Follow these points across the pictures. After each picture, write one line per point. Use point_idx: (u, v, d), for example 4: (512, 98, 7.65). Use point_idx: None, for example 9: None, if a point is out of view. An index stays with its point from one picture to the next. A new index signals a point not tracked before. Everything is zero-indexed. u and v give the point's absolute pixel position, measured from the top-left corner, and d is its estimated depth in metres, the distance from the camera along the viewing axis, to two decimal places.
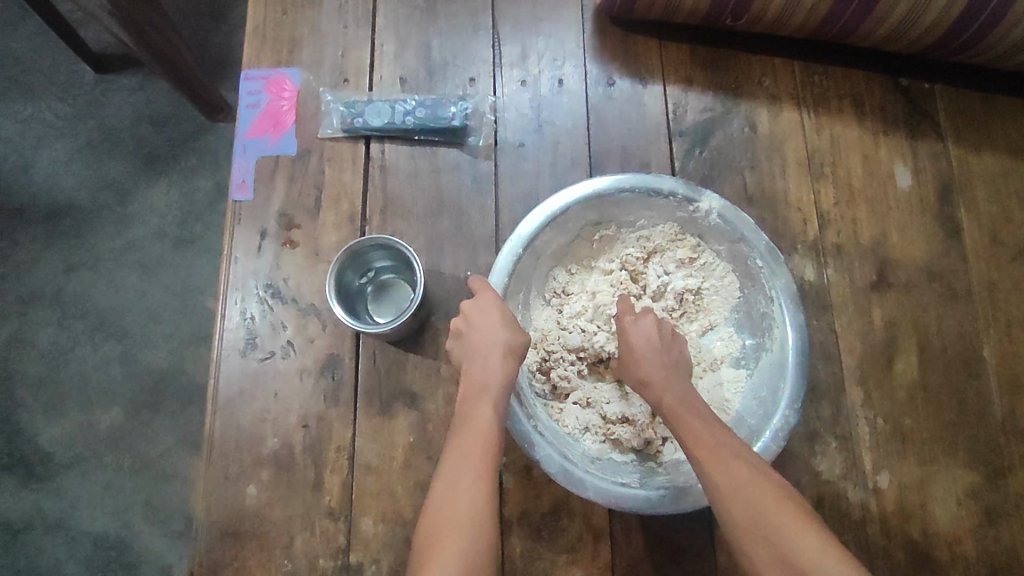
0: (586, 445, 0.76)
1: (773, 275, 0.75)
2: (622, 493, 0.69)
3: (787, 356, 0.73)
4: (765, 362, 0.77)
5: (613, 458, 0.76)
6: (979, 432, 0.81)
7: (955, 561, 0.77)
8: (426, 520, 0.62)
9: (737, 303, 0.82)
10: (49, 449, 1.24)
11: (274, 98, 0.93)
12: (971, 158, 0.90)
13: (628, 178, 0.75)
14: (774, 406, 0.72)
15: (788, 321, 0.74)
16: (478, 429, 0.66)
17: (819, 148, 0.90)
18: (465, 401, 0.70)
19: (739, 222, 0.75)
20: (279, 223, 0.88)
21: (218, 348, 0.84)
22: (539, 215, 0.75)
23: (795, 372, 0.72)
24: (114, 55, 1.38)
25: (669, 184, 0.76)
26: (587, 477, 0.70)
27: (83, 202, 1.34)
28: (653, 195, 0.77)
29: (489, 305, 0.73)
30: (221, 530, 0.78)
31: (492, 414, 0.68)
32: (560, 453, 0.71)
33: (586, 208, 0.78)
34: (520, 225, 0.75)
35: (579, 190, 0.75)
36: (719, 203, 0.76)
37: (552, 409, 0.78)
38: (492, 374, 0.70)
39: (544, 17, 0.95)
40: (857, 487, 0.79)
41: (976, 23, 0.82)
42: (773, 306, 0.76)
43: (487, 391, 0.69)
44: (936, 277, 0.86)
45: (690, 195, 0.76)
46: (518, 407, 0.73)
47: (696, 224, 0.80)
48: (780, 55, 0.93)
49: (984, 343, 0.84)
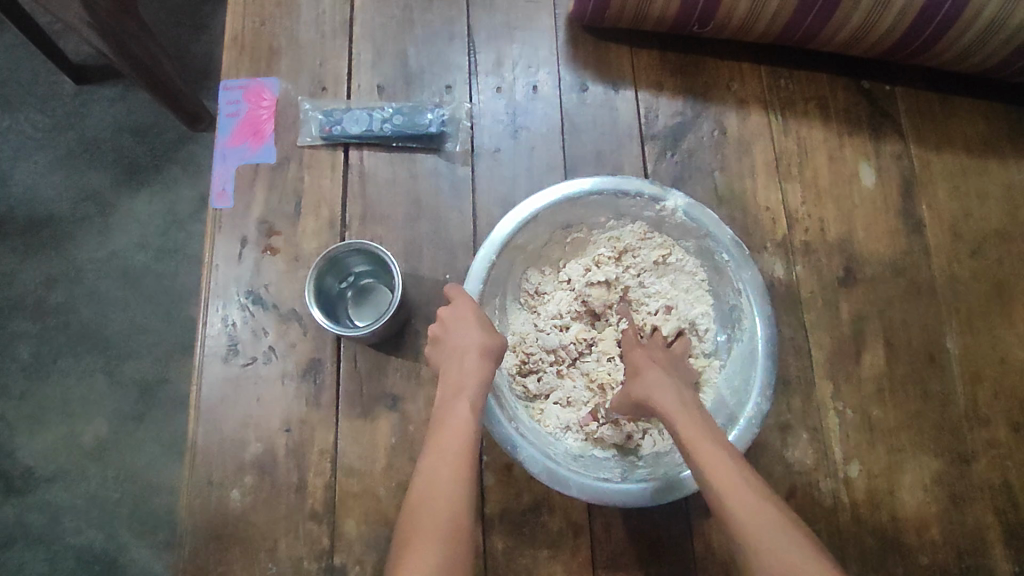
0: (569, 444, 0.78)
1: (739, 268, 0.77)
2: (605, 489, 0.71)
3: (757, 345, 0.76)
4: (736, 352, 0.80)
5: (596, 454, 0.78)
6: (943, 420, 0.84)
7: (923, 547, 0.79)
8: (407, 518, 0.63)
9: (708, 297, 0.84)
10: (30, 462, 1.23)
11: (253, 107, 0.94)
12: (931, 157, 0.94)
13: (595, 182, 0.78)
14: (747, 392, 0.74)
15: (756, 310, 0.76)
16: (456, 427, 0.68)
17: (786, 150, 0.93)
18: (443, 401, 0.71)
19: (704, 217, 0.78)
20: (259, 230, 0.89)
21: (199, 355, 0.85)
22: (511, 220, 0.77)
23: (765, 359, 0.75)
24: (93, 66, 1.38)
25: (635, 185, 0.78)
26: (571, 474, 0.71)
27: (62, 213, 1.34)
28: (620, 196, 0.79)
29: (466, 310, 0.75)
30: (205, 535, 0.79)
31: (469, 413, 0.69)
32: (543, 453, 0.72)
33: (558, 212, 0.80)
34: (494, 232, 0.77)
35: (548, 195, 0.77)
36: (684, 201, 0.78)
37: (533, 410, 0.80)
38: (469, 373, 0.72)
39: (518, 26, 0.98)
40: (827, 477, 0.81)
41: (931, 27, 0.86)
42: (742, 298, 0.78)
43: (464, 392, 0.71)
44: (899, 272, 0.89)
45: (655, 195, 0.78)
46: (499, 409, 0.74)
47: (663, 222, 0.82)
48: (747, 60, 0.96)
49: (946, 334, 0.87)
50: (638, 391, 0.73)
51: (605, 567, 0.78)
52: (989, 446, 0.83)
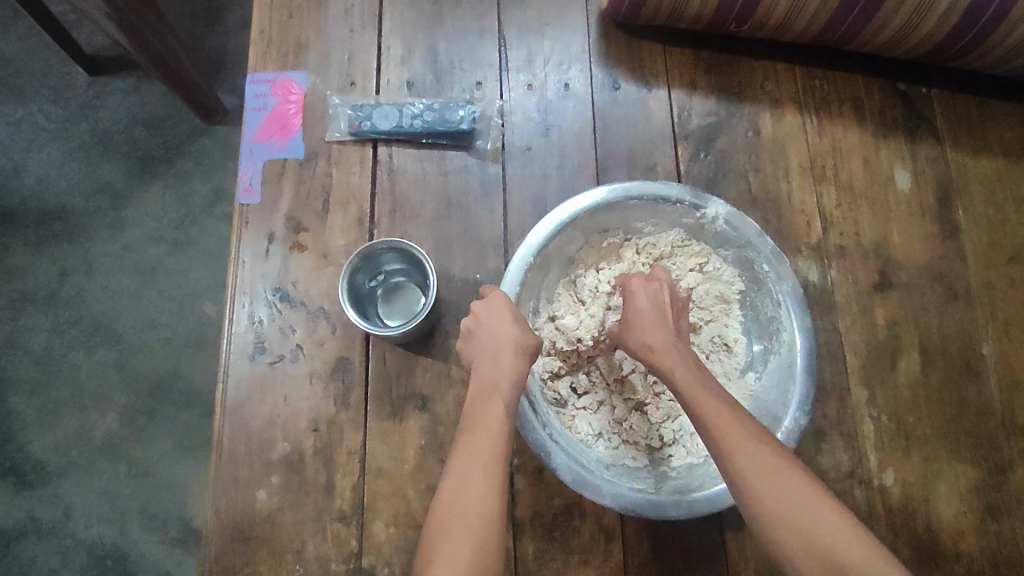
0: (600, 452, 0.76)
1: (780, 279, 0.76)
2: (638, 499, 0.69)
3: (795, 358, 0.74)
4: (775, 363, 0.78)
5: (628, 463, 0.76)
6: (980, 429, 0.82)
7: (959, 557, 0.78)
8: (437, 518, 0.61)
9: (744, 306, 0.83)
10: (42, 457, 1.22)
11: (281, 100, 0.93)
12: (969, 161, 0.92)
13: (636, 187, 0.76)
14: (786, 407, 0.73)
15: (796, 324, 0.75)
16: (490, 425, 0.66)
17: (821, 152, 0.92)
18: (477, 398, 0.69)
19: (746, 227, 0.76)
20: (287, 226, 0.88)
21: (226, 352, 0.84)
22: (547, 223, 0.75)
23: (805, 376, 0.73)
24: (108, 58, 1.37)
25: (676, 192, 0.76)
26: (604, 484, 0.70)
27: (76, 206, 1.33)
28: (660, 202, 0.77)
29: (501, 307, 0.74)
30: (230, 534, 0.78)
31: (504, 411, 0.67)
32: (577, 461, 0.71)
33: (595, 216, 0.79)
34: (530, 234, 0.76)
35: (587, 199, 0.76)
36: (726, 210, 0.76)
37: (564, 416, 0.79)
38: (503, 371, 0.70)
39: (549, 22, 0.96)
40: (863, 484, 0.80)
41: (975, 29, 0.84)
42: (781, 311, 0.76)
43: (498, 390, 0.69)
44: (936, 277, 0.87)
45: (697, 202, 0.76)
46: (532, 414, 0.73)
47: (702, 230, 0.81)
48: (782, 61, 0.95)
49: (983, 342, 0.85)
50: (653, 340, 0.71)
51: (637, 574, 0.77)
52: None
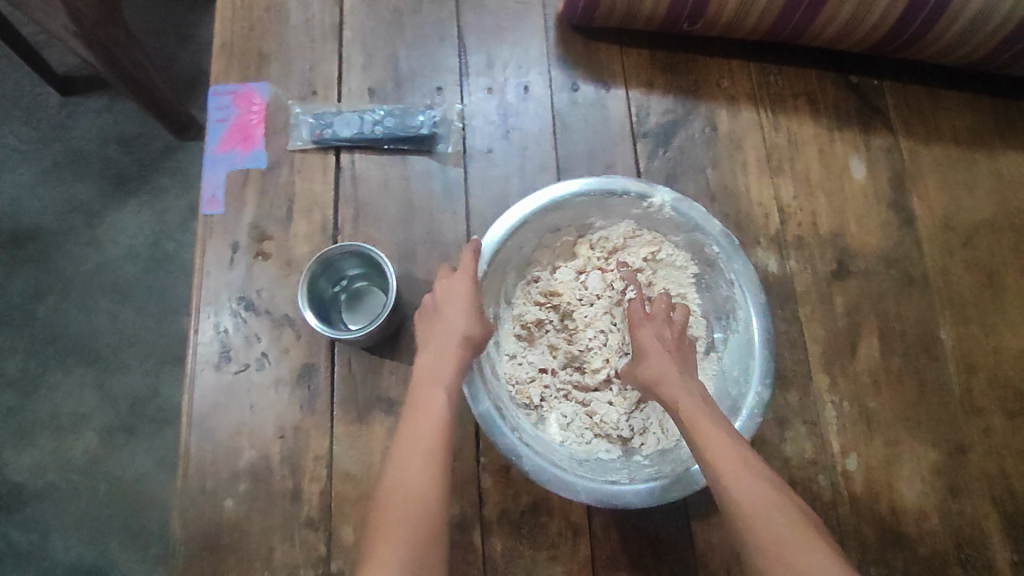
0: (573, 448, 0.77)
1: (731, 259, 0.77)
2: (612, 491, 0.70)
3: (752, 334, 0.76)
4: (734, 343, 0.80)
5: (600, 456, 0.77)
6: (940, 410, 0.84)
7: (923, 538, 0.79)
8: (377, 514, 0.61)
9: (700, 290, 0.85)
10: (16, 479, 1.21)
11: (243, 111, 0.93)
12: (921, 150, 0.94)
13: (583, 184, 0.77)
14: (748, 381, 0.74)
15: (750, 300, 0.76)
16: (429, 420, 0.66)
17: (777, 145, 0.94)
18: (417, 392, 0.70)
19: (692, 211, 0.78)
20: (251, 235, 0.88)
21: (191, 362, 0.84)
22: (500, 227, 0.77)
23: (762, 349, 0.74)
24: (80, 77, 1.37)
25: (622, 184, 0.78)
26: (578, 480, 0.70)
27: (48, 225, 1.32)
28: (607, 195, 0.79)
29: (460, 289, 0.75)
30: (197, 545, 0.77)
31: (442, 401, 0.68)
32: (549, 461, 0.71)
33: (546, 216, 0.80)
34: (484, 240, 0.77)
35: (536, 200, 0.77)
36: (671, 197, 0.78)
37: (534, 416, 0.79)
38: (445, 367, 0.70)
39: (508, 27, 0.98)
40: (827, 470, 0.81)
41: (918, 20, 0.86)
42: (735, 290, 0.78)
43: (439, 379, 0.70)
44: (893, 264, 0.89)
45: (642, 192, 0.78)
46: (500, 419, 0.72)
47: (650, 219, 0.82)
48: (736, 57, 0.97)
49: (940, 325, 0.87)
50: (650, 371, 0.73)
51: (605, 567, 0.77)
52: (987, 436, 0.83)
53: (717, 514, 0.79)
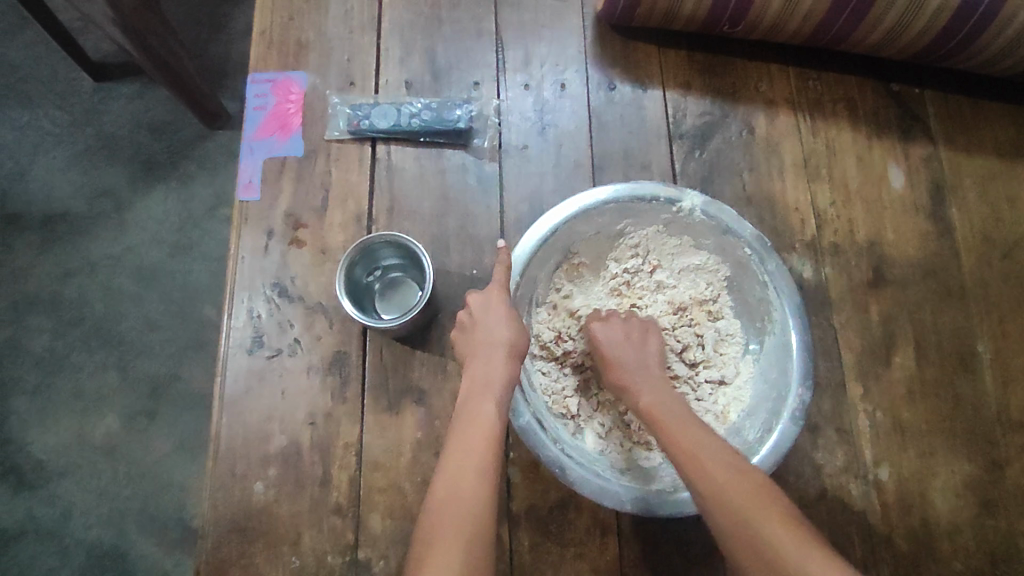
0: (613, 457, 0.77)
1: (764, 261, 0.78)
2: (657, 499, 0.70)
3: (789, 336, 0.77)
4: (770, 344, 0.80)
5: (640, 464, 0.77)
6: (975, 424, 0.82)
7: (955, 552, 0.78)
8: (431, 515, 0.62)
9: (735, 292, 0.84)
10: (41, 457, 1.23)
11: (281, 100, 0.94)
12: (962, 160, 0.93)
13: (611, 192, 0.78)
14: (787, 385, 0.75)
15: (786, 302, 0.77)
16: (481, 425, 0.67)
17: (815, 150, 0.93)
18: (468, 398, 0.70)
19: (721, 214, 0.79)
20: (286, 223, 0.89)
21: (224, 347, 0.84)
22: (530, 239, 0.78)
23: (800, 353, 0.76)
24: (114, 63, 1.39)
25: (650, 190, 0.78)
26: (623, 488, 0.71)
27: (79, 209, 1.34)
28: (637, 202, 0.79)
29: (498, 301, 0.75)
30: (226, 528, 0.78)
31: (495, 412, 0.68)
32: (593, 472, 0.72)
33: (575, 226, 0.80)
34: (515, 254, 0.77)
35: (565, 210, 0.78)
36: (701, 200, 0.79)
37: (571, 427, 0.78)
38: (497, 370, 0.71)
39: (546, 24, 0.98)
40: (858, 479, 0.80)
41: (965, 28, 0.85)
42: (770, 292, 0.79)
43: (490, 388, 0.70)
44: (930, 275, 0.88)
45: (672, 197, 0.78)
46: (541, 430, 0.73)
47: (680, 225, 0.82)
48: (775, 61, 0.96)
49: (978, 338, 0.86)
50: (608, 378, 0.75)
51: (633, 567, 0.77)
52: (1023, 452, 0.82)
53: None
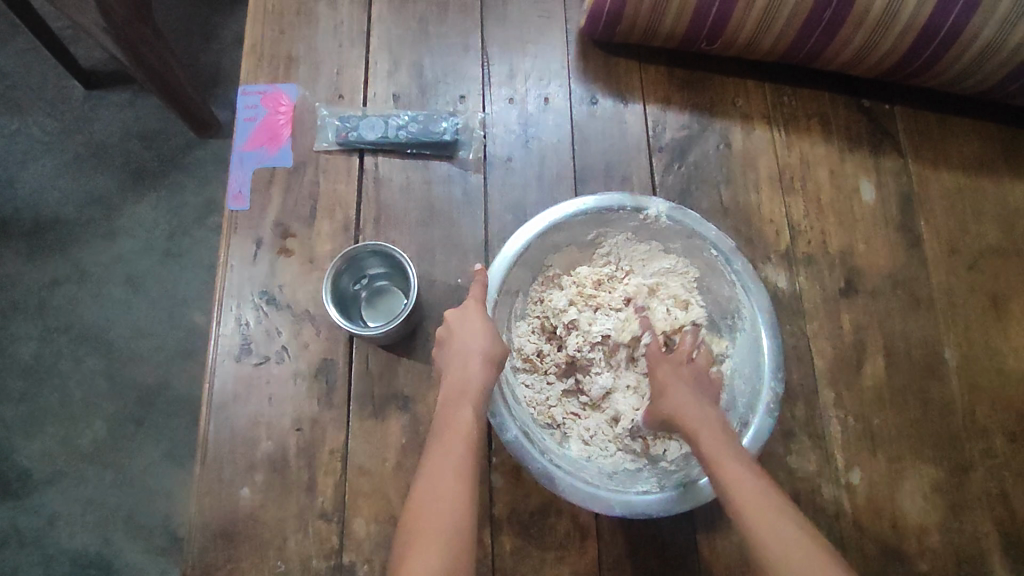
0: (601, 462, 0.78)
1: (731, 261, 0.80)
2: (647, 501, 0.73)
3: (760, 332, 0.79)
4: (742, 341, 0.83)
5: (627, 466, 0.79)
6: (942, 429, 0.85)
7: (923, 553, 0.81)
8: (411, 517, 0.64)
9: (705, 292, 0.87)
10: (27, 465, 1.23)
11: (271, 112, 0.96)
12: (930, 174, 0.97)
13: (580, 204, 0.80)
14: (761, 379, 0.78)
15: (755, 300, 0.79)
16: (458, 429, 0.70)
17: (789, 164, 0.96)
18: (446, 404, 0.72)
19: (687, 218, 0.81)
20: (275, 232, 0.91)
21: (212, 354, 0.86)
22: (505, 255, 0.80)
23: (771, 347, 0.78)
24: (105, 72, 1.41)
25: (616, 199, 0.81)
26: (613, 495, 0.73)
27: (68, 216, 1.35)
28: (604, 212, 0.81)
29: (473, 312, 0.77)
30: (213, 533, 0.79)
31: (471, 416, 0.71)
32: (583, 481, 0.74)
33: (547, 239, 0.82)
34: (489, 273, 0.79)
35: (537, 225, 0.80)
36: (666, 207, 0.81)
37: (558, 436, 0.80)
38: (472, 376, 0.73)
39: (531, 40, 1.01)
40: (830, 483, 0.83)
41: (931, 47, 0.89)
42: (738, 291, 0.81)
43: (467, 394, 0.72)
44: (899, 285, 0.91)
45: (638, 205, 0.81)
46: (529, 444, 0.75)
47: (648, 231, 0.85)
48: (751, 78, 0.99)
49: (945, 346, 0.89)
50: (671, 403, 0.74)
51: (611, 570, 0.79)
52: (987, 456, 0.85)
53: (722, 524, 0.81)
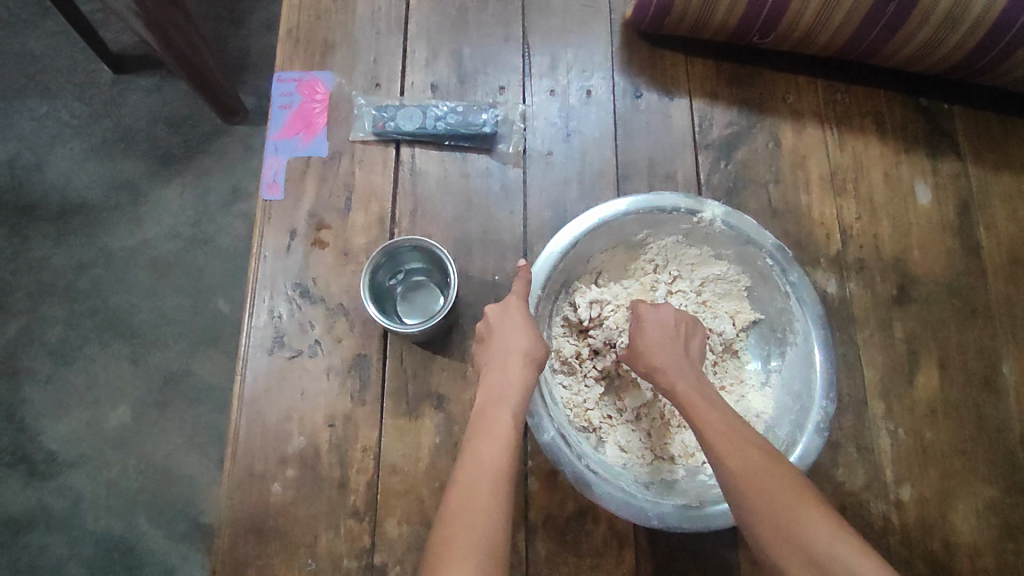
0: (636, 471, 0.76)
1: (786, 271, 0.77)
2: (684, 515, 0.70)
3: (812, 347, 0.76)
4: (792, 354, 0.80)
5: (664, 478, 0.76)
6: (999, 446, 0.82)
7: (976, 573, 0.77)
8: (443, 521, 0.61)
9: (753, 302, 0.84)
10: (52, 448, 1.23)
11: (307, 99, 0.94)
12: (990, 178, 0.92)
13: (632, 203, 0.78)
14: (811, 395, 0.75)
15: (808, 313, 0.77)
16: (495, 433, 0.67)
17: (841, 164, 0.92)
18: (484, 407, 0.70)
19: (742, 225, 0.78)
20: (309, 223, 0.89)
21: (244, 346, 0.84)
22: (551, 250, 0.77)
23: (823, 364, 0.75)
24: (134, 56, 1.40)
25: (670, 201, 0.78)
26: (649, 506, 0.70)
27: (95, 200, 1.34)
28: (657, 213, 0.79)
29: (515, 311, 0.75)
30: (243, 527, 0.78)
31: (509, 420, 0.68)
32: (619, 489, 0.71)
33: (594, 237, 0.80)
34: (532, 269, 0.77)
35: (585, 221, 0.77)
36: (722, 211, 0.78)
37: (593, 440, 0.78)
38: (512, 379, 0.70)
39: (573, 30, 0.97)
40: (879, 498, 0.79)
41: (1000, 45, 0.84)
42: (791, 302, 0.78)
43: (505, 397, 0.69)
44: (956, 293, 0.87)
45: (692, 208, 0.78)
46: (566, 447, 0.72)
47: (700, 235, 0.82)
48: (803, 73, 0.95)
49: (1003, 358, 0.85)
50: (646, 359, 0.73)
51: None
52: None
53: None
